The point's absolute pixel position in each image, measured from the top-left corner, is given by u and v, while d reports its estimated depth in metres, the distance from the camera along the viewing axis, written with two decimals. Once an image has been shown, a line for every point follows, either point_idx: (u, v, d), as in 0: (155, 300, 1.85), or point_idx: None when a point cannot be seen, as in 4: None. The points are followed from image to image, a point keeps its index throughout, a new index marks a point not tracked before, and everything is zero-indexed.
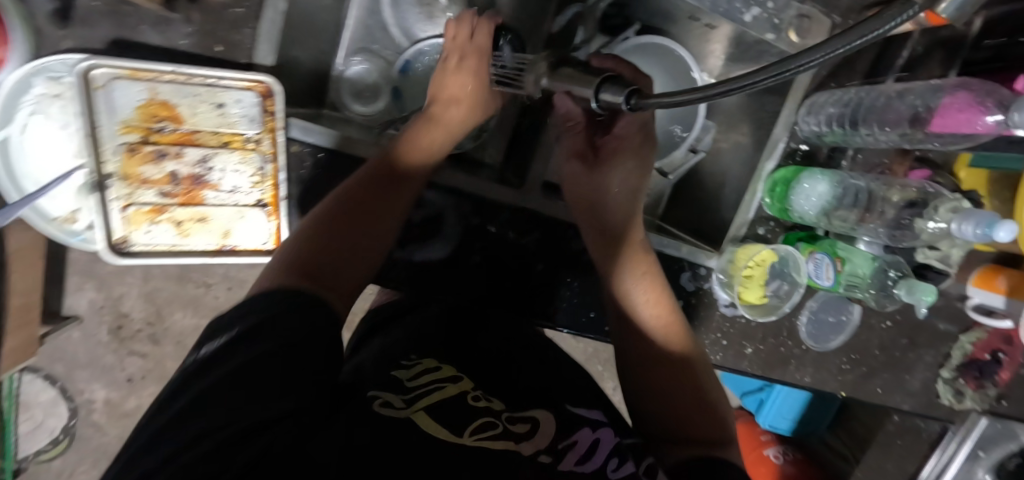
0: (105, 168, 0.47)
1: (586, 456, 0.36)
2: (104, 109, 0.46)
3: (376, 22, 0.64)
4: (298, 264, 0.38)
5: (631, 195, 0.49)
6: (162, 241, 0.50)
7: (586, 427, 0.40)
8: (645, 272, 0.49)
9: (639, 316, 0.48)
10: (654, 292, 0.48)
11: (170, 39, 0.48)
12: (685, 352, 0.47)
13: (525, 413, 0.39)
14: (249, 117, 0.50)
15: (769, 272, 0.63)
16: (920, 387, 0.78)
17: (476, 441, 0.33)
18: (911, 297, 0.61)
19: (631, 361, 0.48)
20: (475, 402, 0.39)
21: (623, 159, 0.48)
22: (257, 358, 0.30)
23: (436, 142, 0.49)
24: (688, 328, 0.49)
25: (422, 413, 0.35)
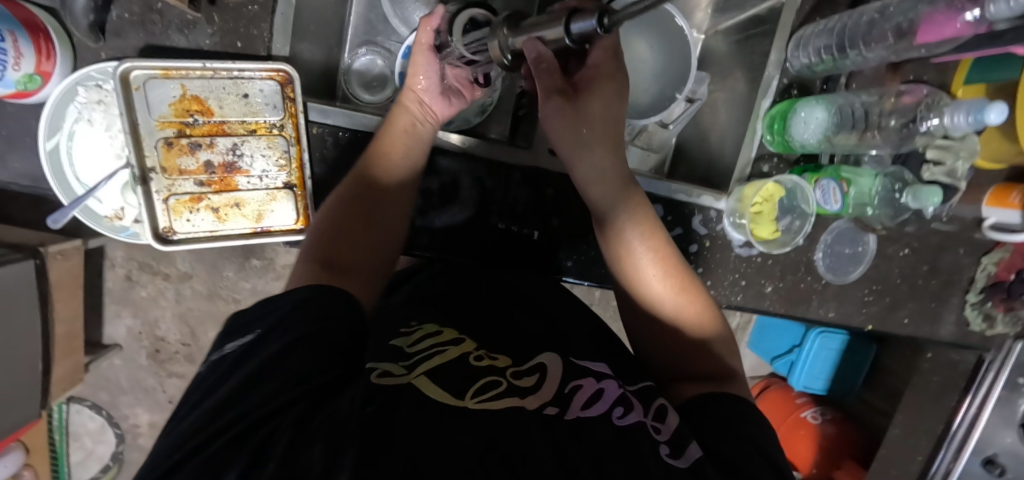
0: (146, 162, 0.51)
1: (592, 401, 0.32)
2: (141, 107, 0.50)
3: (378, 15, 0.67)
4: (322, 261, 0.41)
5: (614, 124, 0.48)
6: (202, 228, 0.54)
7: (590, 377, 0.35)
8: (642, 240, 0.50)
9: (642, 264, 0.49)
10: (653, 260, 0.49)
11: (195, 40, 0.52)
12: (690, 296, 0.49)
13: (532, 363, 0.35)
14: (272, 104, 0.53)
15: (779, 207, 0.66)
16: (949, 315, 0.78)
17: (480, 404, 0.29)
18: (918, 202, 0.62)
19: (640, 333, 0.50)
20: (477, 363, 0.34)
21: (601, 84, 0.46)
22: (293, 344, 0.30)
23: (410, 149, 0.48)
24: (690, 273, 0.50)
25: (423, 378, 0.30)
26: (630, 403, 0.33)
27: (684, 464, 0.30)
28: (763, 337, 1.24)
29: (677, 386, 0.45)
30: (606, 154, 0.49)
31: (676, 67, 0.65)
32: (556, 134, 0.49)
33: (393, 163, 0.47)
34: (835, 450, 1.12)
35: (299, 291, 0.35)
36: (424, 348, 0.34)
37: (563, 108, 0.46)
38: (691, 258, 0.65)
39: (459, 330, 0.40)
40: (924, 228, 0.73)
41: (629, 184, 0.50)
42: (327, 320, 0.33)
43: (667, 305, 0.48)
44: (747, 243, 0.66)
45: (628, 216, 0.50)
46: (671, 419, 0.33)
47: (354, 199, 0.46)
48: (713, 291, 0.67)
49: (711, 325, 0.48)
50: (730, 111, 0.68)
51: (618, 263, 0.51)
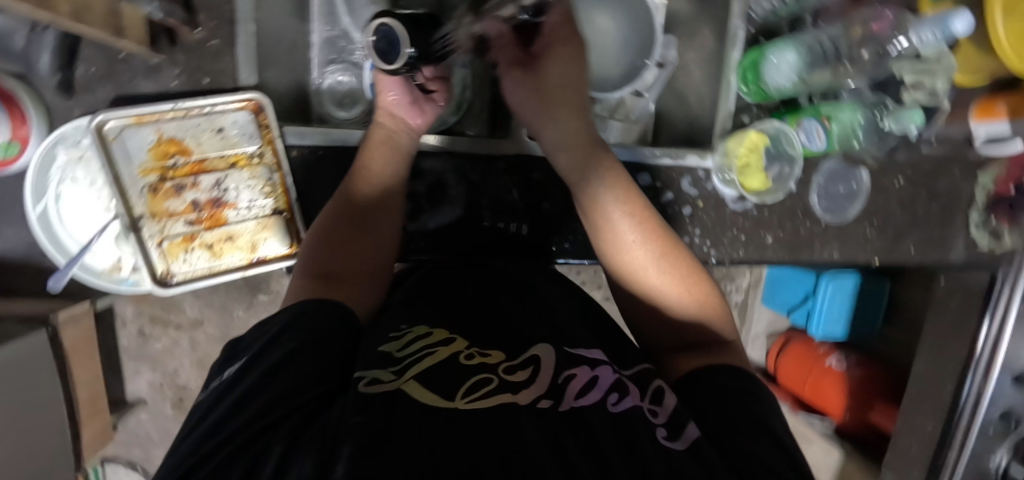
0: (134, 211, 0.52)
1: (585, 391, 0.30)
2: (121, 157, 0.51)
3: (339, 32, 0.67)
4: (318, 274, 0.41)
5: (577, 87, 0.46)
6: (199, 266, 0.55)
7: (583, 365, 0.32)
8: (625, 212, 0.45)
9: (620, 235, 0.45)
10: (640, 232, 0.45)
11: (163, 83, 0.52)
12: (677, 266, 0.45)
13: (525, 356, 0.33)
14: (247, 134, 0.54)
15: (766, 155, 0.65)
16: (954, 237, 0.77)
17: (471, 404, 0.27)
18: (900, 123, 0.65)
19: (635, 313, 0.46)
20: (467, 361, 0.31)
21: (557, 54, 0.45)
22: (283, 360, 0.30)
23: (386, 161, 0.48)
24: (674, 240, 0.46)
25: (413, 382, 0.27)
26: (625, 388, 0.31)
27: (682, 445, 0.27)
28: (780, 289, 1.22)
29: (678, 362, 0.41)
30: (568, 120, 0.46)
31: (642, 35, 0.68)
32: (523, 108, 0.48)
33: (374, 173, 0.47)
34: (865, 392, 1.11)
35: (299, 304, 0.36)
36: (415, 350, 0.31)
37: (523, 88, 0.47)
38: (687, 221, 0.66)
39: (452, 330, 0.36)
40: (914, 155, 0.72)
41: (600, 154, 0.47)
42: (319, 334, 0.33)
43: (661, 281, 0.44)
44: (740, 197, 0.66)
45: (605, 189, 0.46)
46: (669, 401, 0.31)
47: (338, 216, 0.45)
48: (715, 251, 0.67)
49: (709, 298, 0.44)
50: (705, 70, 0.68)
51: (602, 240, 0.46)
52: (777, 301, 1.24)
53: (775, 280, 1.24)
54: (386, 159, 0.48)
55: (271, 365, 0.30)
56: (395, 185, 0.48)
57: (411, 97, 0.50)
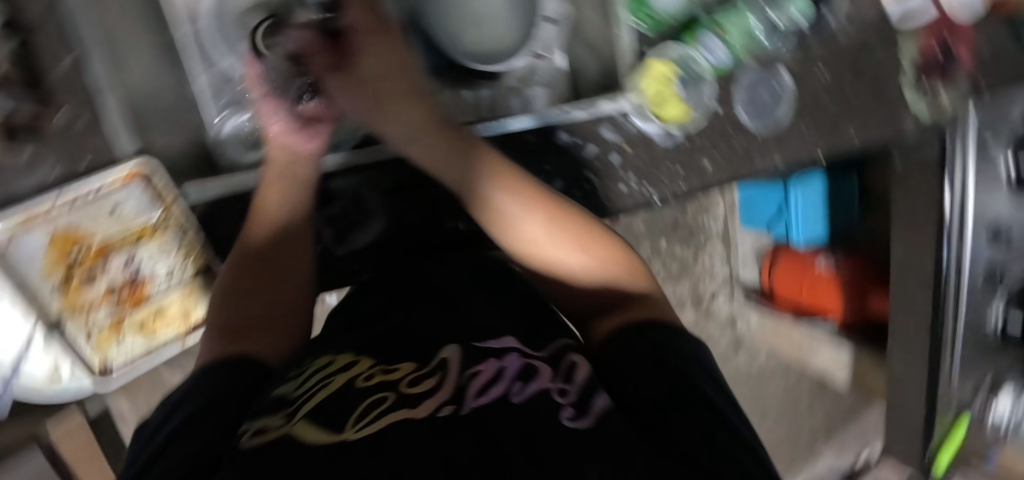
0: (49, 313, 0.51)
1: (487, 385, 0.31)
2: (19, 261, 0.48)
3: (222, 76, 0.64)
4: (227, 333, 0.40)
5: (400, 69, 0.45)
6: (135, 348, 0.56)
7: (492, 357, 0.34)
8: (503, 187, 0.44)
9: (512, 218, 0.44)
10: (522, 203, 0.43)
11: (38, 180, 0.48)
12: (573, 234, 0.43)
13: (434, 362, 0.34)
14: (144, 206, 0.52)
15: (678, 81, 0.64)
16: (897, 112, 0.74)
17: (361, 431, 0.27)
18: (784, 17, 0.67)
19: (547, 284, 0.46)
20: (366, 383, 0.32)
21: (374, 50, 0.45)
22: (184, 424, 0.30)
23: (278, 207, 0.46)
24: (566, 208, 0.45)
25: (302, 423, 0.28)
26: (533, 374, 0.32)
27: (588, 422, 0.28)
28: (754, 208, 1.22)
29: (597, 324, 0.41)
30: (417, 112, 0.45)
31: None
32: (360, 112, 0.46)
33: (276, 211, 0.46)
34: (860, 277, 1.14)
35: (196, 373, 0.36)
36: (315, 386, 0.32)
37: (350, 92, 0.46)
38: (618, 169, 0.65)
39: (375, 354, 0.36)
40: (831, 38, 0.70)
41: (466, 138, 0.45)
42: (221, 393, 0.33)
43: (556, 248, 0.43)
44: (666, 132, 0.65)
45: (480, 168, 0.44)
46: (578, 377, 0.33)
47: (237, 273, 0.44)
48: (657, 191, 0.67)
49: (612, 253, 0.44)
50: None
51: (490, 220, 0.45)
52: (755, 219, 1.24)
53: (749, 199, 1.24)
54: (291, 186, 0.47)
55: (171, 432, 0.30)
56: (291, 230, 0.47)
57: (297, 121, 0.49)
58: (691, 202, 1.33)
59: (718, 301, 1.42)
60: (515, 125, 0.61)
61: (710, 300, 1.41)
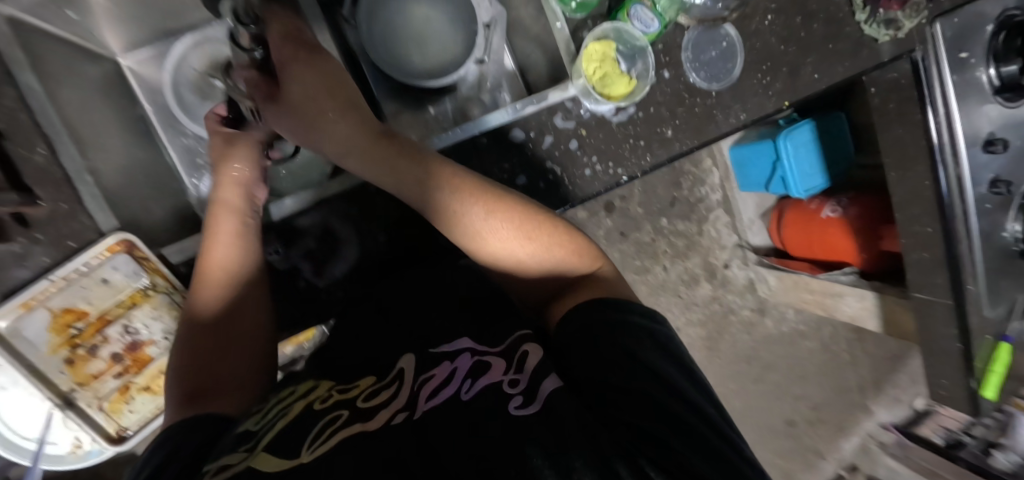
0: (62, 389, 0.54)
1: (437, 389, 0.32)
2: (27, 345, 0.52)
3: (191, 139, 0.70)
4: (193, 394, 0.42)
5: (330, 88, 0.42)
6: (147, 409, 0.58)
7: (445, 360, 0.35)
8: (444, 185, 0.42)
9: (461, 213, 0.41)
10: (465, 199, 0.41)
11: (35, 263, 0.53)
12: (524, 222, 0.42)
13: (392, 374, 0.36)
14: (131, 273, 0.54)
15: (619, 58, 0.66)
16: (857, 42, 0.72)
17: (316, 451, 0.28)
18: None
19: (498, 275, 0.45)
20: (322, 406, 0.33)
21: (301, 74, 0.42)
22: (153, 475, 0.33)
23: (232, 260, 0.49)
24: (517, 199, 0.43)
25: (262, 454, 0.29)
26: (485, 368, 0.33)
27: (534, 408, 0.29)
28: (748, 168, 1.20)
29: (556, 308, 0.41)
30: (353, 127, 0.42)
31: (458, 4, 0.70)
32: (298, 135, 0.44)
33: (219, 274, 0.48)
34: (865, 225, 1.06)
35: (167, 433, 0.37)
36: (275, 417, 0.33)
37: (285, 115, 0.43)
38: (579, 154, 0.65)
39: (335, 376, 0.38)
40: None
41: (407, 146, 0.43)
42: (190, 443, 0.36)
43: (503, 240, 0.41)
44: (619, 109, 0.65)
45: (422, 169, 0.42)
46: (529, 363, 0.32)
47: (203, 328, 0.47)
48: (622, 170, 0.67)
49: (560, 238, 0.43)
50: (530, 8, 0.68)
51: (435, 219, 0.43)
52: (752, 179, 1.22)
53: (741, 160, 1.22)
54: (241, 247, 0.50)
55: None
56: (246, 279, 0.50)
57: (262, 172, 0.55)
58: (683, 177, 1.33)
59: (733, 270, 1.39)
60: (482, 125, 0.61)
61: (725, 270, 1.39)
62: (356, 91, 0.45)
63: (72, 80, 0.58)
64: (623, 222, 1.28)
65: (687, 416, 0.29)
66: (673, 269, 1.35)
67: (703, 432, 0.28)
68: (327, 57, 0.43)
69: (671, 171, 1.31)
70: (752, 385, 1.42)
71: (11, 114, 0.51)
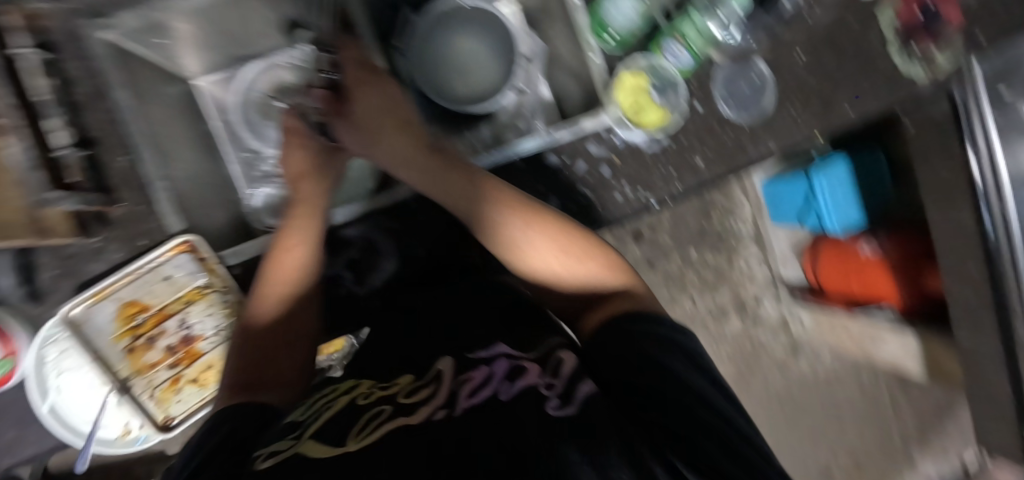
0: (120, 374, 0.59)
1: (476, 388, 0.31)
2: (95, 333, 0.58)
3: (251, 153, 0.76)
4: (242, 385, 0.42)
5: (391, 106, 0.48)
6: (193, 400, 0.61)
7: (482, 364, 0.34)
8: (487, 198, 0.44)
9: (501, 222, 0.43)
10: (504, 212, 0.43)
11: (108, 259, 0.58)
12: (560, 233, 0.43)
13: (429, 375, 0.35)
14: (190, 271, 0.59)
15: (652, 90, 0.68)
16: (892, 78, 0.73)
17: (359, 441, 0.28)
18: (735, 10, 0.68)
19: (535, 289, 0.46)
20: (365, 401, 0.34)
21: (366, 94, 0.48)
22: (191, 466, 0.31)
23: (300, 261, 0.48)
24: (554, 212, 0.45)
25: (309, 442, 0.30)
26: (522, 370, 0.32)
27: (571, 409, 0.28)
28: (780, 203, 1.18)
29: (586, 319, 0.40)
30: (399, 137, 0.47)
31: (501, 36, 0.74)
32: (361, 148, 0.49)
33: (286, 271, 0.47)
34: (909, 261, 1.04)
35: (212, 421, 0.37)
36: (319, 413, 0.34)
37: (353, 130, 0.48)
38: (611, 180, 0.68)
39: (374, 378, 0.39)
40: (799, 24, 0.71)
41: (453, 159, 0.46)
42: (231, 433, 0.34)
43: (539, 252, 0.43)
44: (651, 138, 0.68)
45: (467, 180, 0.45)
46: (566, 369, 0.32)
47: (259, 323, 0.47)
48: (652, 195, 0.69)
49: (595, 252, 0.44)
50: (567, 41, 0.72)
51: (478, 232, 0.45)
52: (785, 214, 1.19)
53: (773, 196, 1.20)
54: (309, 248, 0.48)
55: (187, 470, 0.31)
56: (309, 282, 0.49)
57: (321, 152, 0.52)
58: (713, 208, 1.33)
59: (764, 305, 1.36)
60: (516, 149, 0.64)
61: (756, 306, 1.36)
62: (412, 111, 0.50)
63: (156, 98, 0.65)
64: (652, 252, 1.28)
65: (714, 420, 0.28)
66: (702, 301, 1.33)
67: (736, 440, 0.28)
68: (386, 79, 0.49)
69: (701, 203, 1.31)
70: (784, 427, 1.36)
71: (105, 126, 0.58)
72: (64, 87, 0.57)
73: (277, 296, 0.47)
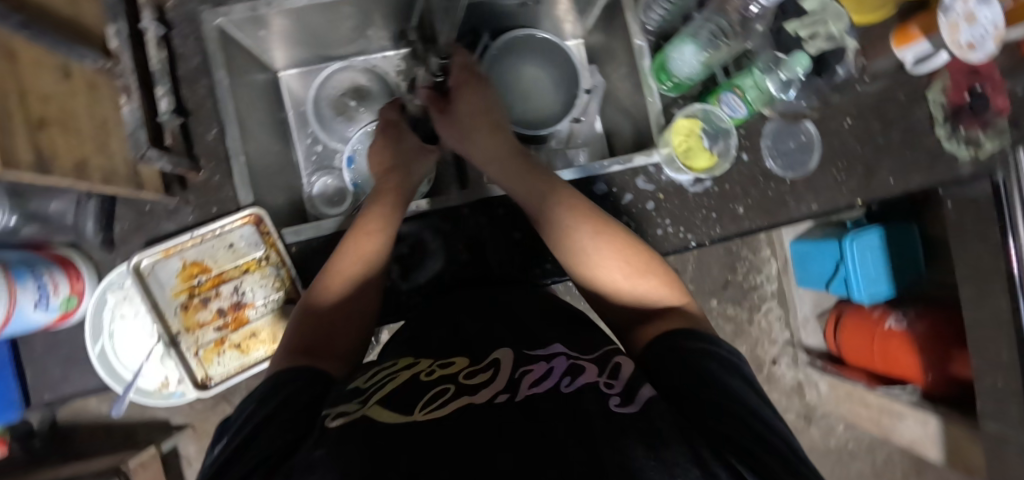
0: (172, 329, 0.63)
1: (538, 380, 0.33)
2: (157, 286, 0.62)
3: (317, 145, 0.82)
4: (303, 349, 0.45)
5: (485, 110, 0.56)
6: (232, 364, 0.65)
7: (540, 360, 0.36)
8: (561, 202, 0.49)
9: (570, 228, 0.47)
10: (575, 218, 0.48)
11: (180, 220, 0.62)
12: (624, 246, 0.46)
13: (487, 361, 0.37)
14: (252, 242, 0.63)
15: (703, 135, 0.71)
16: (937, 156, 0.75)
17: (428, 414, 0.30)
18: (793, 73, 0.69)
19: (590, 298, 0.48)
20: (428, 377, 0.36)
21: (468, 94, 0.56)
22: (265, 419, 0.33)
23: (371, 242, 0.53)
24: (621, 227, 0.48)
25: (376, 407, 0.31)
26: (581, 370, 0.34)
27: (634, 408, 0.29)
28: (811, 264, 1.20)
29: (640, 332, 0.42)
30: (489, 136, 0.54)
31: (564, 70, 0.79)
32: (456, 142, 0.57)
33: (362, 248, 0.52)
34: (939, 343, 1.01)
35: (270, 381, 0.39)
36: (379, 380, 0.36)
37: (451, 126, 0.56)
38: (654, 215, 0.71)
39: (426, 357, 0.41)
40: (850, 93, 0.75)
41: (535, 163, 0.52)
42: (293, 393, 0.36)
43: (602, 260, 0.46)
44: (696, 180, 0.71)
45: (543, 185, 0.50)
46: (624, 373, 0.33)
47: (327, 295, 0.50)
48: (692, 235, 0.71)
49: (655, 269, 0.46)
50: (627, 81, 0.77)
51: (548, 234, 0.49)
52: (812, 276, 1.21)
53: (802, 255, 1.23)
54: (382, 234, 0.54)
55: (255, 422, 0.33)
56: (380, 264, 0.53)
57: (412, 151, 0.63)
58: (739, 261, 1.34)
59: (779, 367, 1.35)
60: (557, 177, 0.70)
61: (772, 366, 1.35)
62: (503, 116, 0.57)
63: (247, 81, 0.71)
64: None
65: (775, 442, 0.29)
66: None
67: (791, 461, 0.28)
68: (487, 84, 0.57)
69: (728, 254, 1.33)
70: None
71: (200, 100, 0.64)
72: (173, 60, 0.63)
73: (347, 271, 0.51)
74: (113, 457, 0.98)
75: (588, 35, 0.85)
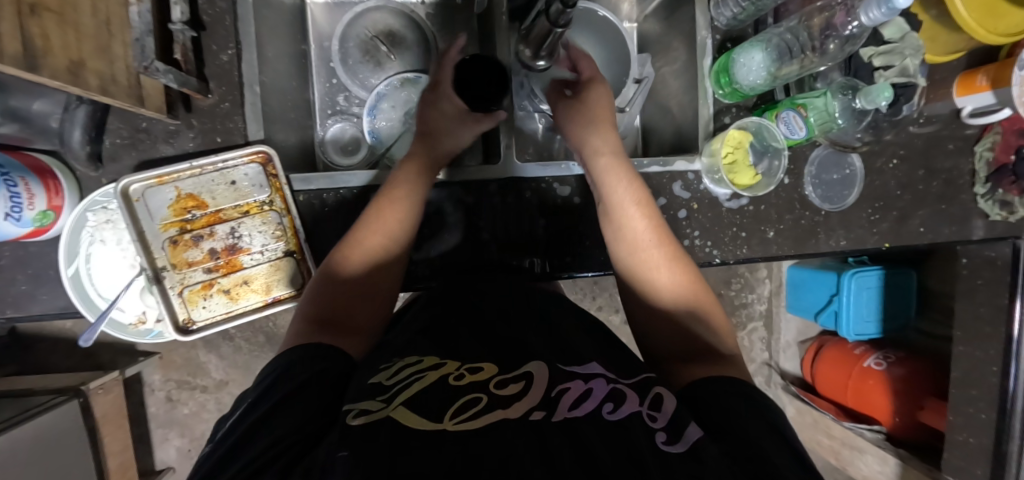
0: (157, 263, 0.57)
1: (575, 404, 0.32)
2: (144, 215, 0.56)
3: (338, 85, 0.75)
4: (326, 324, 0.45)
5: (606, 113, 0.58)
6: (217, 311, 0.60)
7: (576, 379, 0.35)
8: (646, 219, 0.52)
9: (646, 247, 0.51)
10: (658, 237, 0.51)
11: (180, 145, 0.57)
12: (690, 283, 0.50)
13: (519, 371, 0.35)
14: (257, 184, 0.58)
15: (751, 151, 0.67)
16: (969, 213, 0.74)
17: (459, 424, 0.30)
18: (870, 102, 0.60)
19: (640, 321, 0.51)
20: (457, 382, 0.34)
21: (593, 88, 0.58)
22: (277, 406, 0.33)
23: (391, 216, 0.52)
24: (691, 263, 0.52)
25: (402, 409, 0.30)
26: (622, 396, 0.34)
27: (681, 448, 0.29)
28: (804, 292, 1.20)
29: (685, 371, 0.44)
30: (605, 134, 0.56)
31: (615, 53, 0.73)
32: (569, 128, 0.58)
33: (392, 219, 0.52)
34: (911, 390, 1.04)
35: (289, 358, 0.39)
36: (404, 377, 0.34)
37: (571, 113, 0.58)
38: (685, 224, 0.67)
39: (444, 353, 0.39)
40: (904, 133, 0.72)
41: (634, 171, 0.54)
42: (327, 368, 0.37)
43: (669, 284, 0.50)
44: (733, 195, 0.68)
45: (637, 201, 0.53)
46: (667, 406, 0.33)
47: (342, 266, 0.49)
48: (717, 251, 0.68)
49: (713, 310, 0.49)
50: (680, 79, 0.72)
51: (624, 244, 0.52)
52: (804, 304, 1.21)
53: (796, 282, 1.23)
54: (403, 206, 0.53)
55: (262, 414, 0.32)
56: (394, 240, 0.52)
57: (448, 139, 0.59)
58: (735, 277, 1.33)
59: None
60: None
61: None
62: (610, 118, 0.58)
63: (273, 3, 0.64)
64: None
65: None
66: None
67: None
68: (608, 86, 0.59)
69: (726, 270, 1.32)
70: None
71: (218, 14, 0.57)
72: None
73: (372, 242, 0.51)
74: (73, 376, 0.91)
75: (643, 19, 0.80)
